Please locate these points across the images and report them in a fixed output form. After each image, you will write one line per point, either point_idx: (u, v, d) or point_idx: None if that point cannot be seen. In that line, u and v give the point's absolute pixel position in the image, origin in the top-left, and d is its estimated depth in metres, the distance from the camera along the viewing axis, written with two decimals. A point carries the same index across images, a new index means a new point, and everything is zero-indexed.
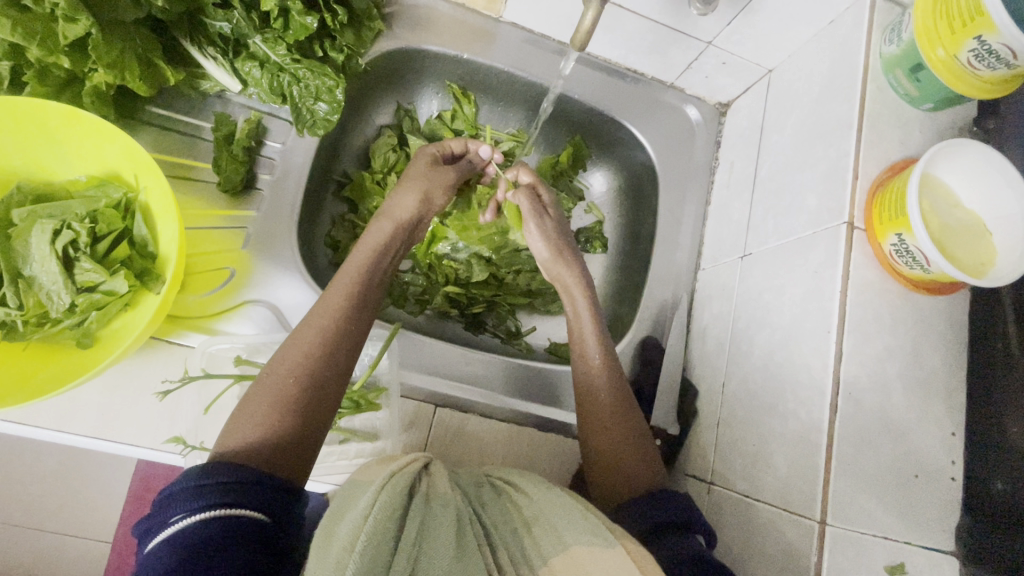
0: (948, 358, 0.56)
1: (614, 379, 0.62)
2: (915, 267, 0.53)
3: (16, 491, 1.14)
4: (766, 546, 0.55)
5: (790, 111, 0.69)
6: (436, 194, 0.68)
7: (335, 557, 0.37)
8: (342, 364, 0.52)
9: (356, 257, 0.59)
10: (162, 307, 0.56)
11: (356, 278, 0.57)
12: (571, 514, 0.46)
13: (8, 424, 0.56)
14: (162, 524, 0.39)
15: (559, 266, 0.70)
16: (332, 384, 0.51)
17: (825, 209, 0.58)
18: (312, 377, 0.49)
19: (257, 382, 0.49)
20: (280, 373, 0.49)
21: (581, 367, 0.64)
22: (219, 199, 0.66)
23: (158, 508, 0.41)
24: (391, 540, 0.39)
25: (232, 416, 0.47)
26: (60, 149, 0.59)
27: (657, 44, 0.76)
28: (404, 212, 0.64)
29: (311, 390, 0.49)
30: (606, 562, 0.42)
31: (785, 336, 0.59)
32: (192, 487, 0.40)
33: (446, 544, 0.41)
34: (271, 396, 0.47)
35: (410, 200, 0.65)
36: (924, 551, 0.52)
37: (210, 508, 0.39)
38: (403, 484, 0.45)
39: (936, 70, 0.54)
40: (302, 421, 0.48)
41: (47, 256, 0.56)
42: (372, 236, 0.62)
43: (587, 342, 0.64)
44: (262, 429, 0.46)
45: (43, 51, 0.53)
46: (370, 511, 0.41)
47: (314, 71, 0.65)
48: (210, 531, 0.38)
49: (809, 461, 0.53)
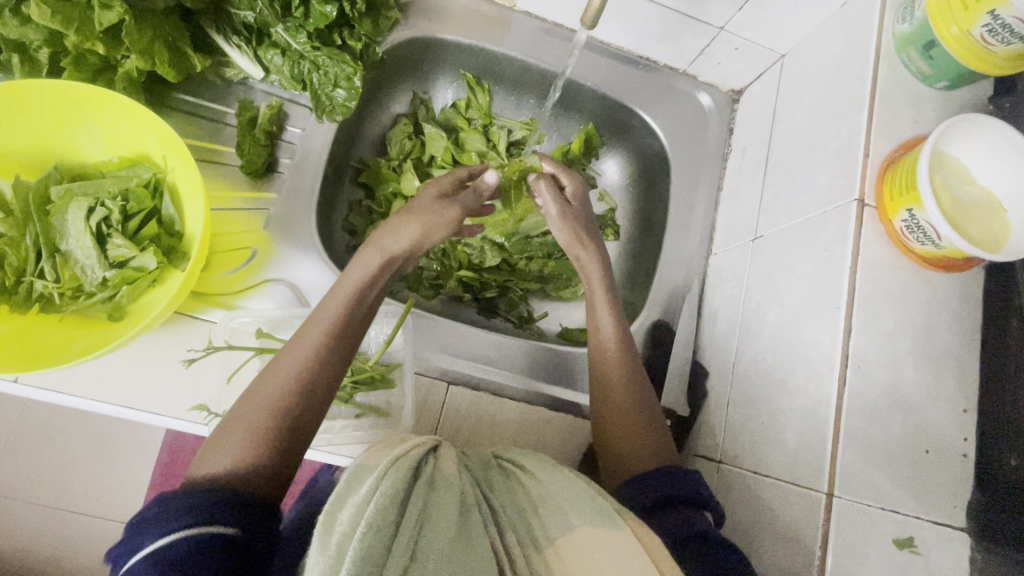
0: (961, 335, 0.55)
1: (630, 374, 0.62)
2: (927, 243, 0.53)
3: (48, 465, 1.20)
4: (775, 522, 0.55)
5: (802, 94, 0.69)
6: (435, 234, 0.61)
7: (336, 543, 0.38)
8: (322, 394, 0.50)
9: (351, 278, 0.55)
10: (186, 281, 0.59)
11: (351, 298, 0.54)
12: (576, 497, 0.46)
13: (43, 390, 0.59)
14: (136, 548, 0.39)
15: (577, 247, 0.68)
16: (312, 419, 0.49)
17: (836, 186, 0.59)
18: (289, 410, 0.47)
19: (235, 410, 0.47)
20: (257, 406, 0.47)
21: (599, 360, 0.64)
22: (242, 182, 0.69)
23: (132, 533, 0.40)
24: (393, 523, 0.40)
25: (207, 442, 0.46)
26: (94, 131, 0.62)
27: (669, 31, 0.77)
28: (395, 247, 0.57)
29: (287, 420, 0.47)
30: (613, 545, 0.42)
31: (795, 314, 0.59)
32: (167, 511, 0.40)
33: (447, 527, 0.41)
34: (243, 435, 0.45)
35: (372, 258, 0.56)
36: (935, 526, 0.52)
37: (179, 530, 0.39)
38: (408, 469, 0.46)
39: (950, 47, 0.54)
40: (277, 451, 0.46)
41: (82, 232, 0.59)
42: (361, 262, 0.56)
43: (606, 337, 0.64)
44: (239, 460, 0.44)
45: (80, 37, 0.56)
46: (372, 496, 0.41)
47: (333, 58, 0.67)
48: (183, 549, 0.38)
49: (816, 434, 0.53)
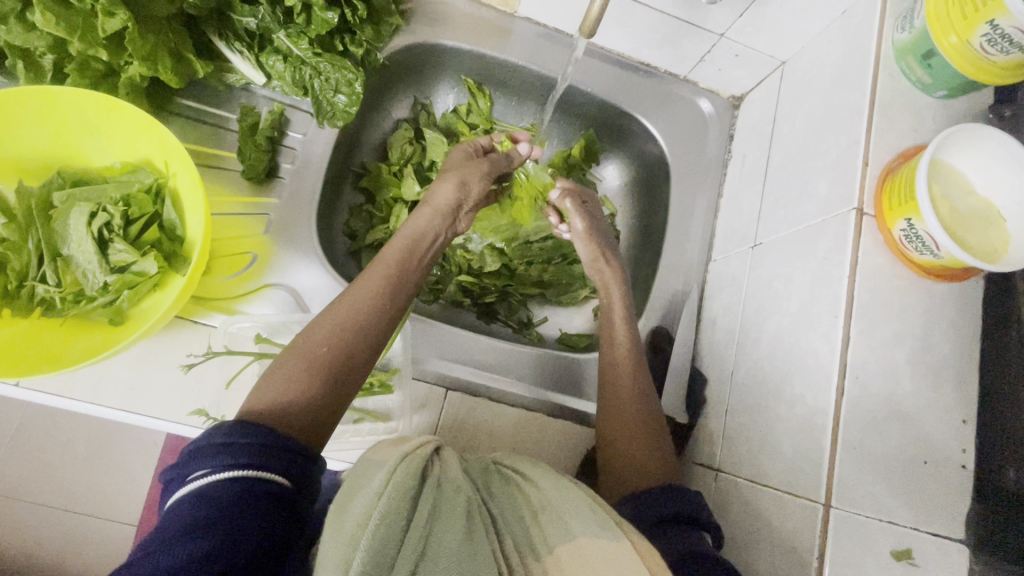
0: (960, 346, 0.55)
1: (636, 373, 0.65)
2: (925, 252, 0.52)
3: (48, 466, 1.21)
4: (773, 531, 0.55)
5: (802, 101, 0.69)
6: (473, 182, 0.67)
7: (349, 532, 0.38)
8: (375, 339, 0.51)
9: (405, 230, 0.60)
10: (186, 286, 0.59)
11: (405, 249, 0.58)
12: (578, 510, 0.46)
13: (44, 394, 0.59)
14: (185, 478, 0.39)
15: (602, 265, 0.73)
16: (364, 364, 0.50)
17: (835, 196, 0.59)
18: (343, 348, 0.48)
19: (292, 345, 0.48)
20: (315, 341, 0.48)
21: (608, 359, 0.66)
22: (242, 187, 0.70)
23: (183, 461, 0.40)
24: (404, 519, 0.40)
25: (263, 377, 0.47)
26: (96, 136, 0.63)
27: (670, 37, 0.77)
28: (443, 200, 0.64)
29: (342, 358, 0.48)
30: (611, 555, 0.42)
31: (794, 322, 0.59)
32: (219, 444, 0.39)
33: (456, 526, 0.41)
34: (300, 363, 0.47)
35: (424, 214, 0.62)
36: (933, 538, 0.52)
37: (232, 468, 0.39)
38: (418, 466, 0.46)
39: (949, 56, 0.54)
40: (329, 389, 0.47)
41: (83, 236, 0.59)
42: (415, 216, 0.62)
43: (617, 335, 0.68)
44: (294, 392, 0.45)
45: (84, 44, 0.57)
46: (384, 489, 0.42)
47: (334, 64, 0.68)
48: (234, 490, 0.38)
49: (814, 444, 0.53)
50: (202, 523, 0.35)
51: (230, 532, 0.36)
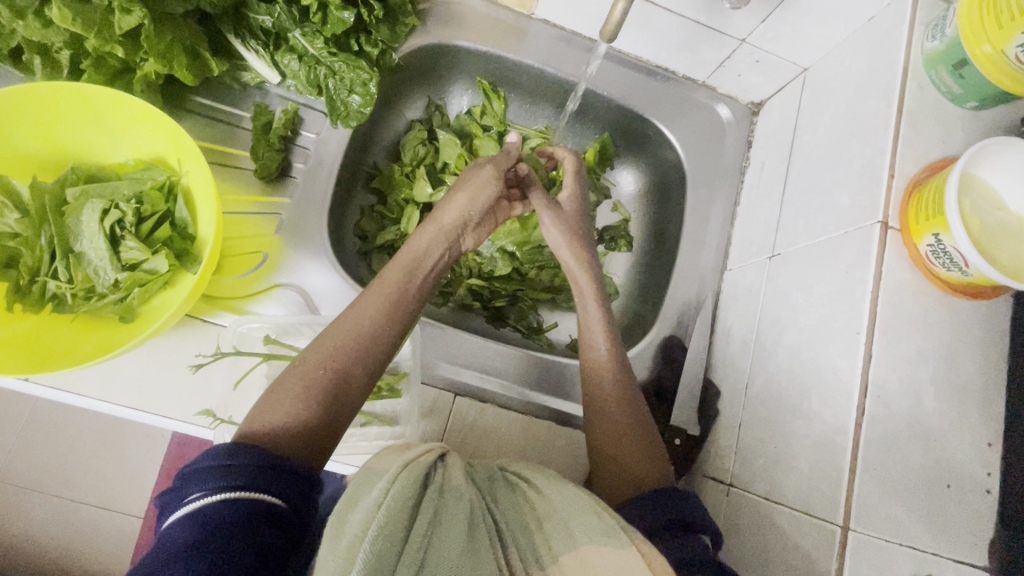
0: (985, 365, 0.53)
1: (619, 376, 0.62)
2: (953, 269, 0.51)
3: (58, 457, 1.22)
4: (788, 552, 0.53)
5: (825, 109, 0.68)
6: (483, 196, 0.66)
7: (346, 545, 0.37)
8: (376, 360, 0.51)
9: (411, 246, 0.60)
10: (197, 286, 0.59)
11: (410, 266, 0.58)
12: (581, 513, 0.45)
13: (53, 390, 0.59)
14: (181, 501, 0.38)
15: (570, 256, 0.70)
16: (363, 386, 0.49)
17: (858, 208, 0.57)
18: (341, 370, 0.48)
19: (292, 366, 0.48)
20: (314, 362, 0.48)
21: (591, 360, 0.64)
22: (255, 186, 0.69)
23: (177, 485, 0.39)
24: (403, 530, 0.39)
25: (262, 396, 0.47)
26: (111, 133, 0.63)
27: (690, 42, 0.76)
28: (449, 217, 0.63)
29: (341, 380, 0.48)
30: (618, 562, 0.41)
31: (813, 337, 0.57)
32: (215, 467, 0.39)
33: (456, 538, 0.40)
34: (298, 387, 0.46)
35: (429, 230, 0.62)
36: (955, 564, 0.50)
37: (228, 489, 0.38)
38: (418, 474, 0.45)
39: (982, 66, 0.52)
40: (327, 412, 0.46)
41: (96, 233, 0.59)
42: (421, 231, 0.62)
43: (597, 338, 0.65)
44: (292, 415, 0.45)
45: (100, 41, 0.57)
46: (383, 499, 0.41)
47: (348, 64, 0.67)
48: (230, 513, 0.37)
49: (832, 464, 0.51)
50: (199, 548, 0.35)
51: (229, 555, 0.35)
